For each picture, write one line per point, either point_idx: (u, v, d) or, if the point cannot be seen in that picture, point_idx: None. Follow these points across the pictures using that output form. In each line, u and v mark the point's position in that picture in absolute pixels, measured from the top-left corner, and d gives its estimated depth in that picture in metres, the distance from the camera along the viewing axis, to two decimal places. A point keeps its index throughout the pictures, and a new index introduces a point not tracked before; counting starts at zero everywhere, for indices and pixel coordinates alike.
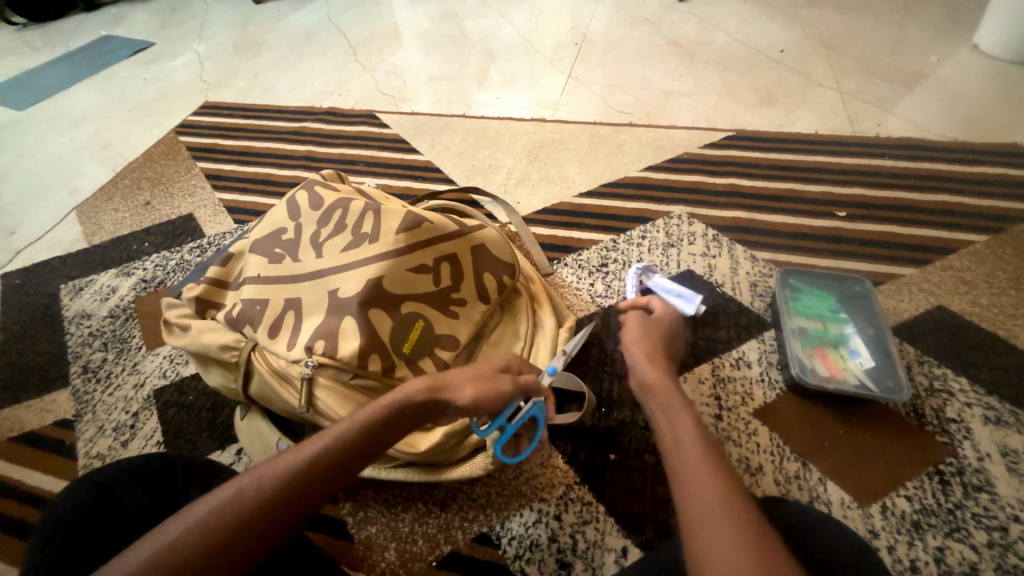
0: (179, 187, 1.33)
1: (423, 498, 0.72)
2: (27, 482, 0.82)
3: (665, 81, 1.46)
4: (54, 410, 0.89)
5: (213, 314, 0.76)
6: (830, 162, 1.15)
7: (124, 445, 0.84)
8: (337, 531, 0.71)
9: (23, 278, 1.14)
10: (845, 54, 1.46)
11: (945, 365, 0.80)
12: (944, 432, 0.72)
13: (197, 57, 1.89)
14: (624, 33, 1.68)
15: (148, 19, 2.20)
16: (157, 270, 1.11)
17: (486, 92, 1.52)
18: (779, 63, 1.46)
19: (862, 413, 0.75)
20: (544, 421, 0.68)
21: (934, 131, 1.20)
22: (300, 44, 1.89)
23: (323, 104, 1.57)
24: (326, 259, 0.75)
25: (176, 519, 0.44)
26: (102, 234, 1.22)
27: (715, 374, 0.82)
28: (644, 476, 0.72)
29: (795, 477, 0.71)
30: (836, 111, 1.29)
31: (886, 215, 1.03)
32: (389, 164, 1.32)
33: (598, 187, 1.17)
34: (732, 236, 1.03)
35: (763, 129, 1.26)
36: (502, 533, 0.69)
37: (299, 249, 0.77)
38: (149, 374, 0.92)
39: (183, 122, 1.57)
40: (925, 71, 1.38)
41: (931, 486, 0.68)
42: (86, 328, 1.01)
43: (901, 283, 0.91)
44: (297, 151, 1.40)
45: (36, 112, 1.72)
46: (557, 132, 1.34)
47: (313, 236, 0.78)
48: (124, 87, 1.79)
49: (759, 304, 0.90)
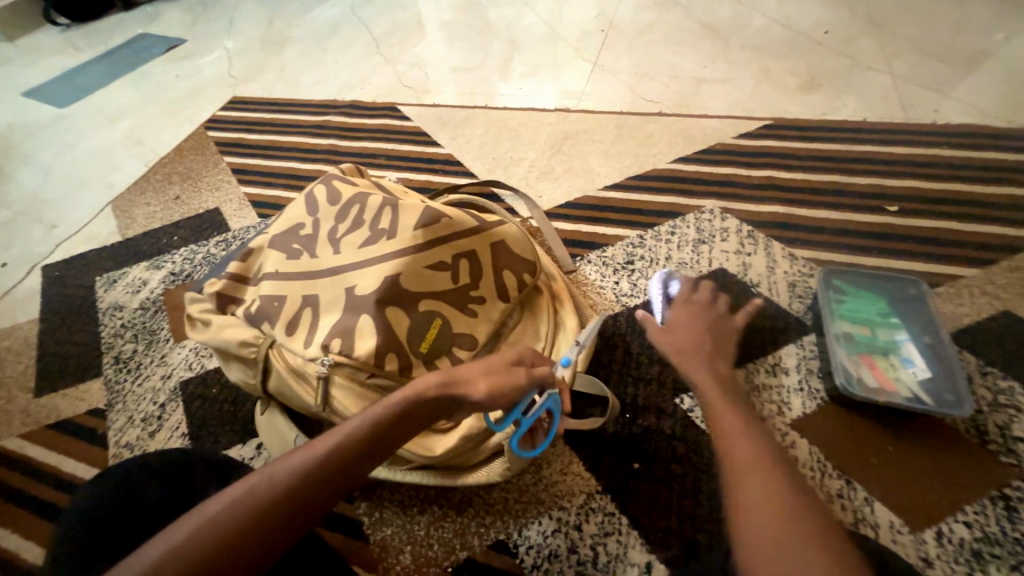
0: (207, 181, 1.35)
1: (438, 501, 0.71)
2: (61, 469, 0.85)
3: (698, 67, 1.38)
4: (87, 400, 0.92)
5: (233, 310, 0.76)
6: (880, 152, 1.06)
7: (151, 436, 0.85)
8: (353, 532, 0.70)
9: (62, 270, 1.19)
10: (898, 35, 1.35)
11: (1011, 377, 0.72)
12: (1010, 453, 0.65)
13: (226, 53, 1.92)
14: (654, 18, 1.60)
15: (181, 16, 2.25)
16: (185, 264, 1.13)
17: (509, 82, 1.48)
18: (823, 46, 1.36)
19: (913, 427, 0.69)
20: (560, 414, 0.66)
21: (1000, 117, 1.09)
22: (325, 37, 1.89)
23: (346, 97, 1.56)
24: (343, 255, 0.74)
25: (188, 518, 0.43)
26: (135, 228, 1.25)
27: (749, 381, 0.76)
28: (671, 488, 0.68)
29: (837, 495, 0.65)
30: (886, 96, 1.19)
31: (943, 210, 0.94)
32: (411, 158, 1.30)
33: (624, 180, 1.11)
34: (768, 232, 0.96)
35: (805, 116, 1.18)
36: (519, 541, 0.66)
37: (317, 245, 0.75)
38: (175, 366, 0.93)
39: (212, 117, 1.60)
40: (990, 51, 1.25)
41: (994, 512, 0.62)
42: (118, 319, 1.04)
43: (960, 285, 0.83)
44: (320, 145, 1.40)
45: (77, 109, 1.78)
46: (582, 122, 1.29)
47: (331, 232, 0.76)
48: (157, 83, 1.83)
49: (799, 306, 0.84)
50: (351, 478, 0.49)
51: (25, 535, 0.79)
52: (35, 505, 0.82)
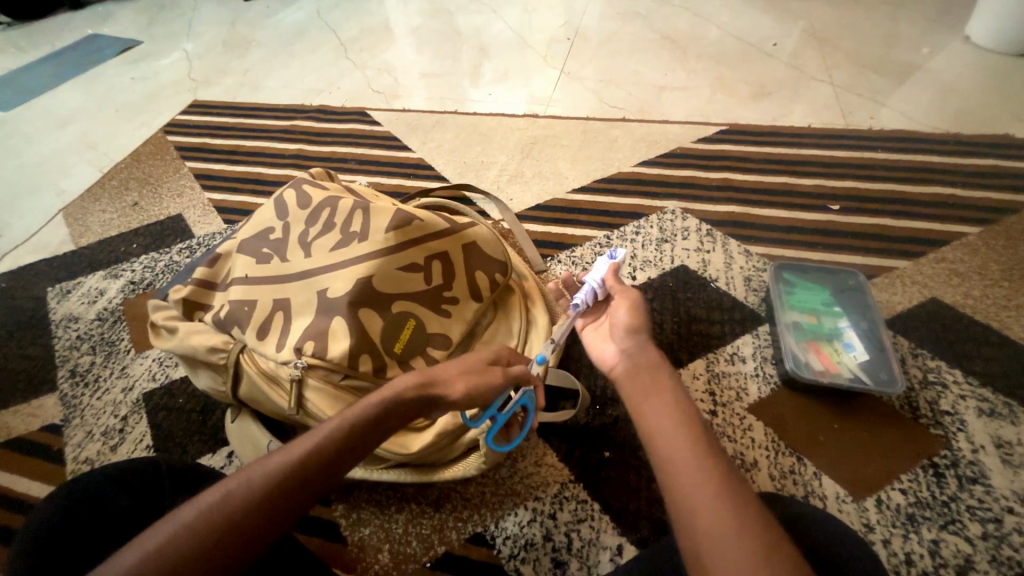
0: (168, 187, 1.31)
1: (416, 498, 0.72)
2: (13, 489, 0.80)
3: (658, 75, 1.45)
4: (41, 416, 0.87)
5: (201, 317, 0.75)
6: (824, 155, 1.15)
7: (113, 450, 0.82)
8: (331, 534, 0.70)
9: (9, 282, 1.13)
10: (838, 47, 1.46)
11: (939, 358, 0.79)
12: (938, 425, 0.72)
13: (185, 56, 1.87)
14: (616, 28, 1.67)
15: (136, 17, 2.17)
16: (146, 272, 1.09)
17: (478, 88, 1.51)
18: (772, 57, 1.46)
19: (857, 407, 0.75)
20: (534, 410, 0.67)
21: (927, 123, 1.20)
22: (290, 41, 1.87)
23: (314, 102, 1.55)
24: (314, 258, 0.74)
25: (160, 526, 0.43)
26: (89, 236, 1.20)
27: (710, 369, 0.81)
28: (640, 474, 0.71)
29: (790, 471, 0.70)
30: (829, 104, 1.28)
31: (880, 208, 1.03)
32: (381, 162, 1.30)
33: (591, 183, 1.16)
34: (726, 231, 1.02)
35: (757, 123, 1.26)
36: (496, 533, 0.68)
37: (287, 248, 0.75)
38: (138, 377, 0.90)
39: (171, 121, 1.55)
40: (918, 63, 1.38)
41: (926, 479, 0.68)
42: (73, 331, 0.99)
43: (894, 276, 0.91)
44: (288, 150, 1.38)
45: (22, 113, 1.69)
46: (549, 128, 1.33)
47: (301, 236, 0.76)
48: (111, 86, 1.76)
49: (754, 299, 0.90)
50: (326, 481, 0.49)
51: None
52: None
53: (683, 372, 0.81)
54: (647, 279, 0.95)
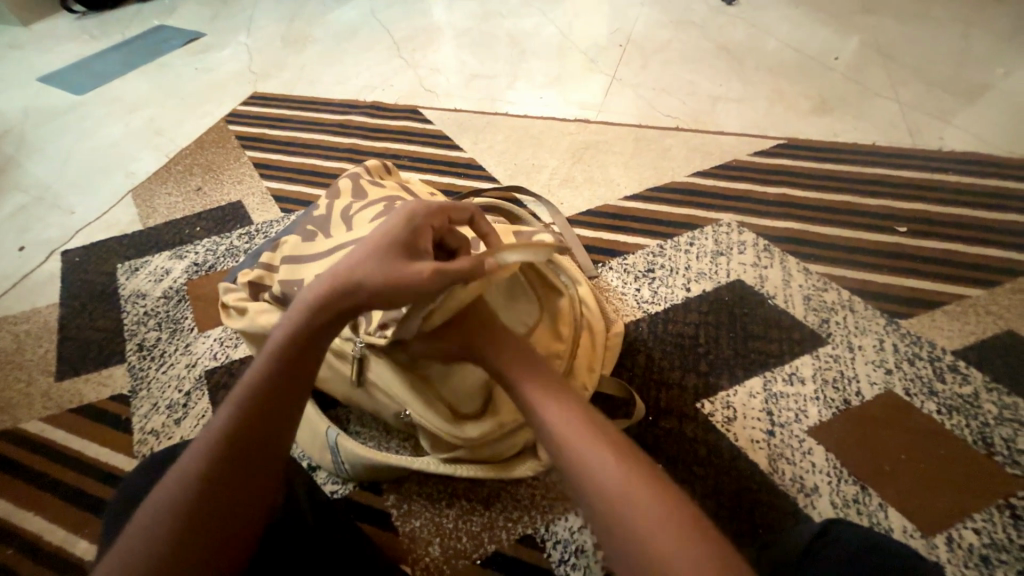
0: (229, 175, 1.36)
1: (466, 495, 0.72)
2: (82, 453, 0.84)
3: (713, 85, 1.43)
4: (110, 385, 0.92)
5: (264, 296, 0.75)
6: (888, 175, 1.11)
7: (177, 423, 0.85)
8: (383, 522, 0.71)
9: (82, 257, 1.19)
10: (904, 64, 1.41)
11: (1016, 394, 0.75)
12: (1015, 464, 0.69)
13: (245, 49, 1.94)
14: (669, 36, 1.65)
15: (199, 10, 2.27)
16: (208, 254, 1.13)
17: (529, 91, 1.52)
18: (834, 71, 1.42)
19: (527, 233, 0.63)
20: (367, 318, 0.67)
21: (999, 145, 1.15)
22: (344, 38, 1.92)
23: (367, 98, 1.59)
24: (354, 233, 0.71)
25: (115, 550, 0.40)
26: (156, 218, 1.26)
27: (768, 389, 0.79)
28: (693, 489, 0.70)
29: (853, 500, 0.68)
30: (895, 122, 1.24)
31: (949, 232, 0.98)
32: (432, 160, 1.33)
33: (644, 191, 1.15)
34: (784, 247, 1.00)
35: (817, 138, 1.22)
36: (546, 536, 0.68)
37: (331, 226, 0.74)
38: (200, 355, 0.93)
39: (232, 111, 1.61)
40: (991, 83, 1.31)
41: (1001, 521, 0.65)
42: (141, 307, 1.04)
43: (967, 304, 0.87)
44: (342, 144, 1.42)
45: (94, 97, 1.79)
46: (601, 133, 1.33)
47: (345, 212, 0.75)
48: (176, 75, 1.85)
49: (813, 318, 0.87)
50: (276, 425, 0.47)
51: (45, 518, 0.78)
52: (54, 486, 0.81)
53: (739, 389, 0.80)
54: (702, 291, 0.93)
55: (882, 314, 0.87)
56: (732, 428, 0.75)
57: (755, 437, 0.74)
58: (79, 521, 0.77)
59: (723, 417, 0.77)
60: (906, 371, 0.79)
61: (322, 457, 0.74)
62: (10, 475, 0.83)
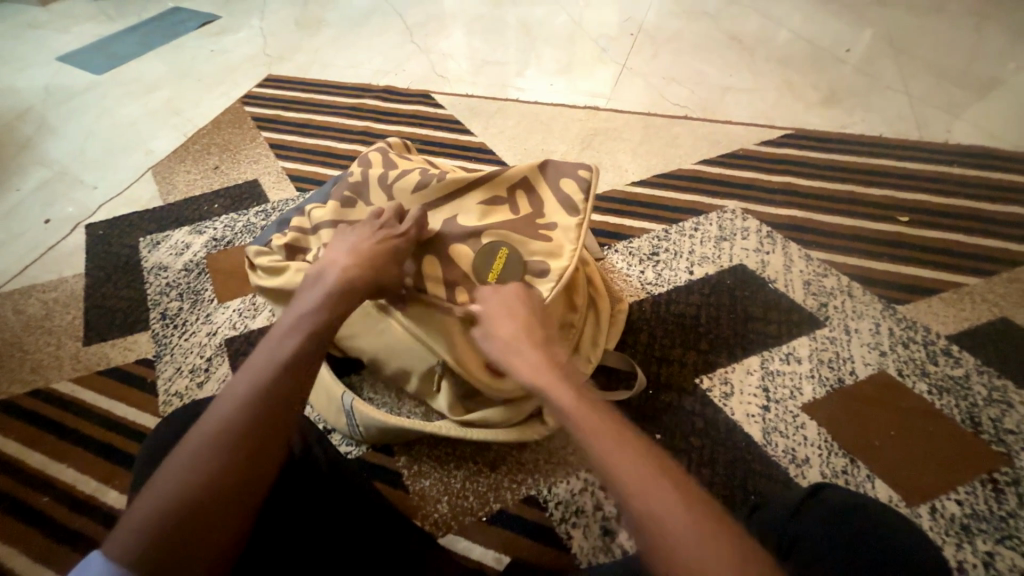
0: (246, 154, 1.40)
1: (474, 457, 0.76)
2: (110, 412, 0.89)
3: (723, 75, 1.44)
4: (135, 350, 0.96)
5: (301, 257, 0.79)
6: (893, 166, 1.12)
7: (199, 386, 0.89)
8: (394, 481, 0.75)
9: (105, 230, 1.23)
10: (916, 57, 1.42)
11: (1005, 377, 0.78)
12: (1000, 442, 0.72)
13: (260, 32, 1.97)
14: (681, 25, 1.66)
15: None
16: (226, 230, 1.17)
17: (540, 78, 1.54)
18: (844, 63, 1.43)
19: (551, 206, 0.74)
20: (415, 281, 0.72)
21: (1006, 140, 1.16)
22: (358, 23, 1.94)
23: (381, 82, 1.61)
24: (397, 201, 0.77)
25: (143, 497, 0.41)
26: (175, 195, 1.30)
27: (764, 367, 0.82)
28: (688, 458, 0.74)
29: (842, 471, 0.71)
30: (904, 115, 1.25)
31: (950, 223, 1.00)
32: (444, 144, 1.35)
33: (651, 177, 1.17)
34: (787, 234, 1.02)
35: (824, 129, 1.24)
36: (549, 497, 0.72)
37: (370, 192, 0.79)
38: (220, 324, 0.98)
39: (248, 93, 1.64)
40: (1002, 78, 1.32)
41: (984, 493, 0.68)
42: (163, 279, 1.08)
43: (963, 292, 0.89)
44: (356, 126, 1.45)
45: (113, 77, 1.83)
46: (610, 120, 1.35)
47: (381, 179, 0.79)
48: (192, 57, 1.88)
49: (812, 302, 0.90)
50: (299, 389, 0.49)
51: (77, 470, 0.83)
52: (84, 441, 0.86)
53: (737, 367, 0.83)
54: (704, 274, 0.96)
55: (880, 300, 0.89)
56: (729, 403, 0.79)
57: (750, 411, 0.78)
58: (109, 473, 0.82)
59: (720, 391, 0.80)
60: (900, 353, 0.82)
61: (338, 420, 0.78)
62: (43, 430, 0.88)
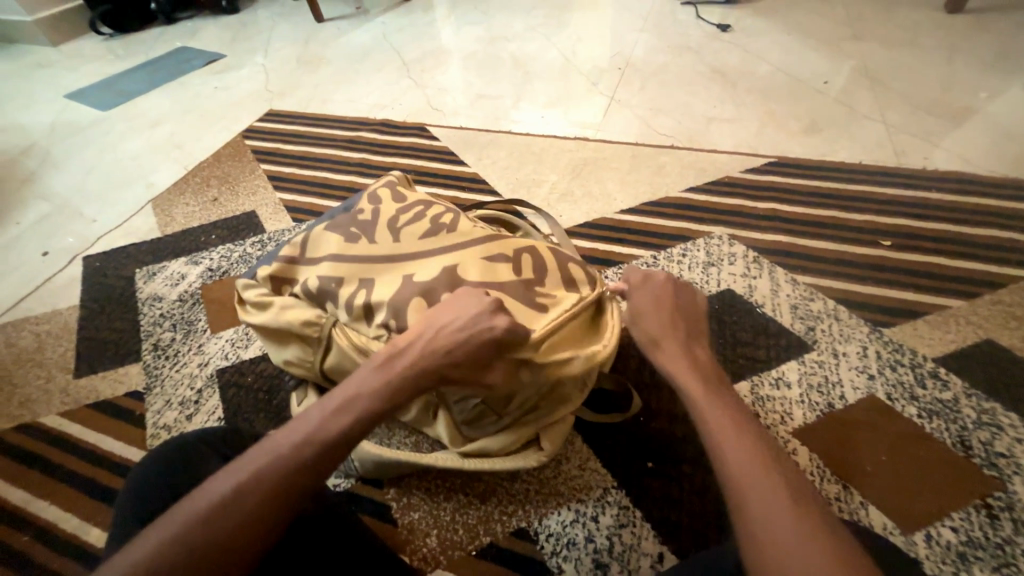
0: (244, 186, 1.43)
1: (464, 489, 0.75)
2: (97, 446, 0.88)
3: (707, 106, 1.50)
4: (126, 382, 0.96)
5: (288, 291, 0.79)
6: (874, 192, 1.16)
7: (188, 419, 0.89)
8: (382, 514, 0.74)
9: (102, 262, 1.25)
10: (891, 88, 1.48)
11: (994, 400, 0.78)
12: (992, 467, 0.71)
13: (262, 69, 2.04)
14: (666, 60, 1.73)
15: (218, 33, 2.38)
16: (222, 260, 1.19)
17: (531, 111, 1.59)
18: (823, 94, 1.48)
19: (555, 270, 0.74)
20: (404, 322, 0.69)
21: (981, 166, 1.20)
22: (357, 60, 2.01)
23: (378, 116, 1.67)
24: (401, 243, 0.76)
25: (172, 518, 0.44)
26: (173, 226, 1.32)
27: (754, 392, 0.83)
28: (681, 486, 0.73)
29: (835, 498, 0.71)
30: (882, 143, 1.30)
31: (931, 247, 1.03)
32: (438, 175, 1.39)
33: (639, 205, 1.20)
34: (773, 259, 1.04)
35: (806, 157, 1.28)
36: (539, 529, 0.71)
37: (376, 230, 0.78)
38: (212, 355, 0.98)
39: (248, 127, 1.69)
40: (974, 107, 1.37)
41: (978, 520, 0.67)
42: (157, 309, 1.09)
43: (947, 314, 0.90)
44: (352, 158, 1.49)
45: (118, 113, 1.89)
46: (599, 150, 1.39)
47: (389, 218, 0.79)
48: (196, 93, 1.94)
49: (800, 326, 0.91)
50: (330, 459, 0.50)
51: (60, 507, 0.81)
52: (69, 477, 0.85)
53: None
54: None
55: (866, 323, 0.90)
56: None
57: None
58: (92, 510, 0.80)
59: None
60: (888, 376, 0.82)
61: None
62: (27, 466, 0.87)
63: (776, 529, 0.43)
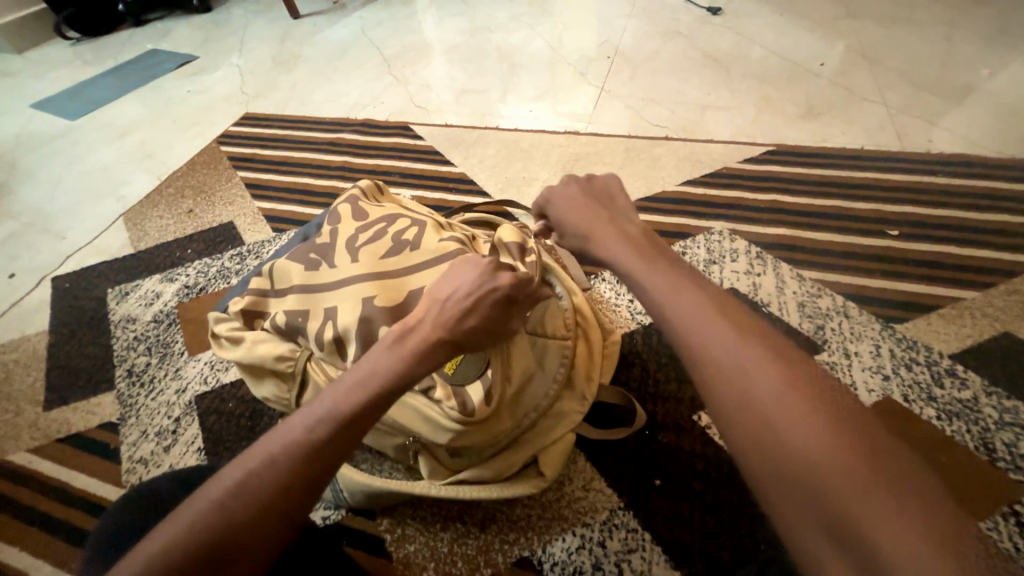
0: (221, 195, 1.36)
1: (462, 517, 0.71)
2: (70, 484, 0.82)
3: (701, 94, 1.44)
4: (99, 413, 0.90)
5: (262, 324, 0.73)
6: (877, 178, 1.11)
7: (166, 451, 0.84)
8: (375, 548, 0.70)
9: (72, 282, 1.18)
10: (889, 68, 1.43)
11: (1016, 398, 0.74)
12: (1018, 471, 0.68)
13: (237, 70, 1.96)
14: (657, 46, 1.67)
15: (190, 34, 2.29)
16: (199, 277, 1.13)
17: (518, 105, 1.53)
18: (819, 76, 1.43)
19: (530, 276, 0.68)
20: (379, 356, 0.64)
21: (987, 146, 1.15)
22: (335, 58, 1.93)
23: (359, 116, 1.60)
24: (361, 266, 0.70)
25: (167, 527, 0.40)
26: (147, 241, 1.26)
27: None
28: (692, 505, 0.69)
29: None
30: (883, 126, 1.25)
31: (940, 235, 0.98)
32: (424, 176, 1.33)
33: (635, 201, 1.15)
34: (777, 254, 0.99)
35: (806, 144, 1.23)
36: (544, 557, 0.67)
37: (335, 254, 0.73)
38: (190, 380, 0.92)
39: (223, 133, 1.62)
40: (976, 85, 1.32)
41: (1006, 529, 0.64)
42: (131, 332, 1.03)
43: (962, 307, 0.86)
44: (334, 162, 1.42)
45: (87, 122, 1.80)
46: (591, 144, 1.33)
47: (349, 240, 0.73)
48: (168, 98, 1.86)
49: (808, 326, 0.87)
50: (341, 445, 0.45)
51: (32, 551, 0.76)
52: (41, 519, 0.79)
53: None
54: None
55: (878, 320, 0.86)
56: None
57: None
58: (67, 555, 0.75)
59: None
60: (904, 377, 0.78)
61: None
62: None
63: (864, 529, 0.32)
